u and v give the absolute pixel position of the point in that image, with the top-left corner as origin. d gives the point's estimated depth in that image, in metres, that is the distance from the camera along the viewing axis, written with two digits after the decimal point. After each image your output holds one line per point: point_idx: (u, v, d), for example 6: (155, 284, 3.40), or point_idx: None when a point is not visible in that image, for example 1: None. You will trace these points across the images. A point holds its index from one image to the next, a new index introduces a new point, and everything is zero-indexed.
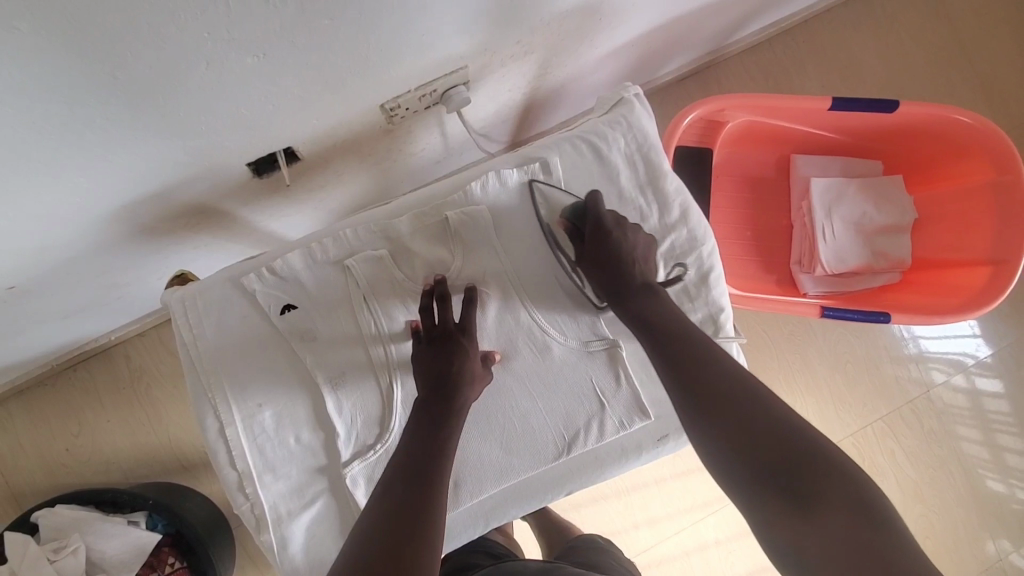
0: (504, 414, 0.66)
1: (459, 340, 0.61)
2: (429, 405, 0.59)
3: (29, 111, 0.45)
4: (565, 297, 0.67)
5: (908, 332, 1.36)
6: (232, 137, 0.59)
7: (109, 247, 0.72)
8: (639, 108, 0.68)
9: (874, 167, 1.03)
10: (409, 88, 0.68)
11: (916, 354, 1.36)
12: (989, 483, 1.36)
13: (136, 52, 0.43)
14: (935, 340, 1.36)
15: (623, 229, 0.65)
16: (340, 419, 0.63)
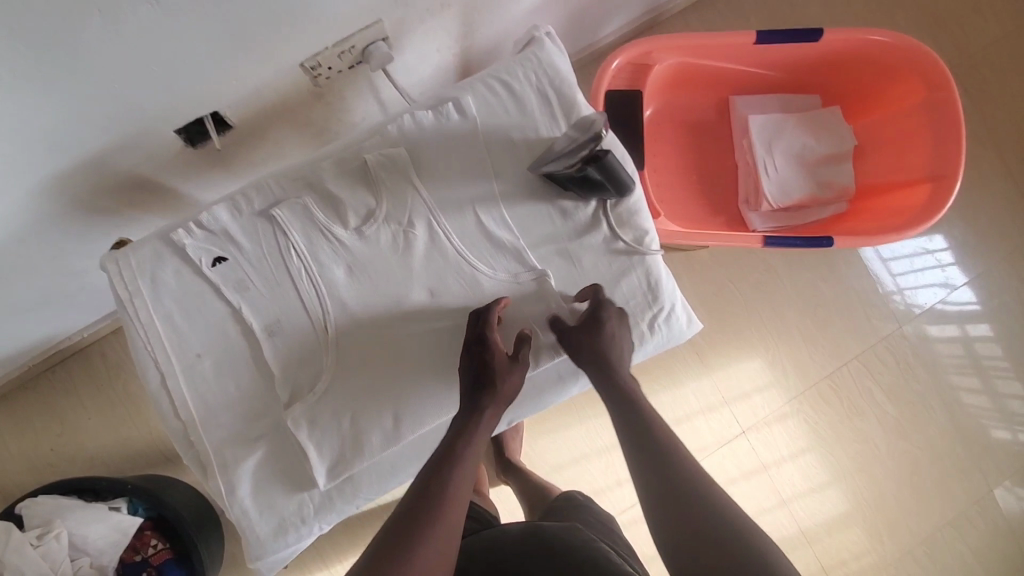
0: (439, 349, 0.68)
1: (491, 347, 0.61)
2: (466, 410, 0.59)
3: None
4: (483, 220, 0.68)
5: (895, 286, 1.36)
6: (148, 96, 0.62)
7: (52, 223, 0.75)
8: (548, 44, 0.70)
9: (811, 101, 1.05)
10: (325, 44, 0.71)
11: (904, 308, 1.36)
12: (996, 435, 1.36)
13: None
14: (922, 291, 1.36)
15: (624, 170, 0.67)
16: (278, 364, 0.65)
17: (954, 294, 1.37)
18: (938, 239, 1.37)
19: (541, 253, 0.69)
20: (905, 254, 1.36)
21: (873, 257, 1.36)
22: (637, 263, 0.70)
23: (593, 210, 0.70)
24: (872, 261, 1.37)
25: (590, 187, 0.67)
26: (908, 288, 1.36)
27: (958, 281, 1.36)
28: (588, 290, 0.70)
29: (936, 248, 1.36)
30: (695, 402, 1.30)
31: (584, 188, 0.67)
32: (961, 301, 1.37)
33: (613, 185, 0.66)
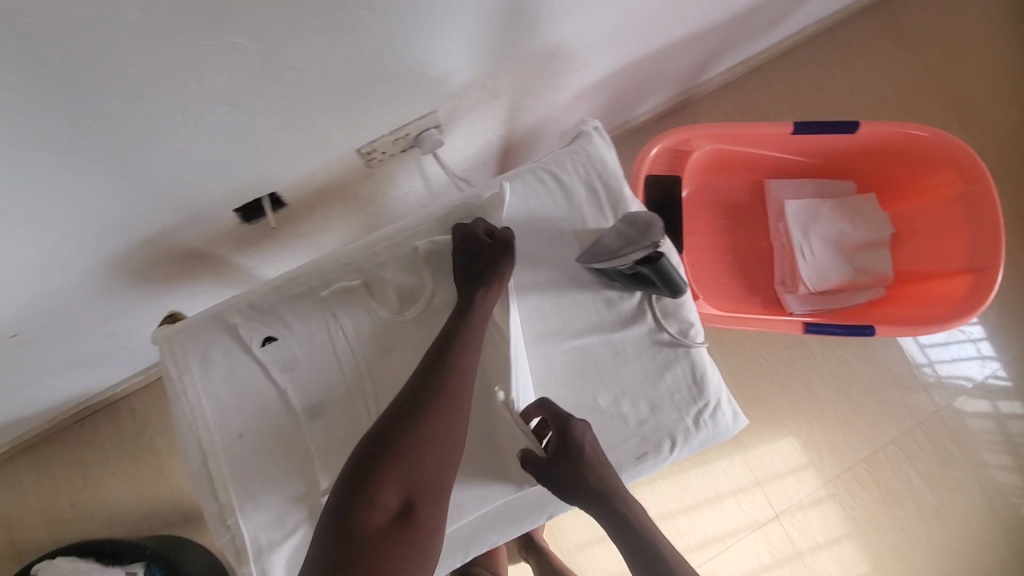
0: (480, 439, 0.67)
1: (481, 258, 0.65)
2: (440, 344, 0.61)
3: (30, 163, 0.51)
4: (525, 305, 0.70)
5: (925, 359, 1.33)
6: (214, 180, 0.65)
7: (107, 292, 0.77)
8: (597, 139, 0.72)
9: (845, 187, 1.06)
10: (382, 132, 0.75)
11: (935, 380, 1.33)
12: None
13: (119, 103, 0.50)
14: (955, 364, 1.33)
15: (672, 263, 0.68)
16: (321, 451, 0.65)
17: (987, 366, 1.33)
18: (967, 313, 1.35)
19: (585, 342, 0.70)
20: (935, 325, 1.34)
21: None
22: (682, 357, 0.69)
23: (638, 302, 0.70)
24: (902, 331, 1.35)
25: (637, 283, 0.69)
26: (939, 360, 1.33)
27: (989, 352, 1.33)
28: (631, 380, 0.69)
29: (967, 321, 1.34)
30: (724, 481, 1.26)
31: (631, 283, 0.69)
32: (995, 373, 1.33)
33: (661, 285, 0.68)
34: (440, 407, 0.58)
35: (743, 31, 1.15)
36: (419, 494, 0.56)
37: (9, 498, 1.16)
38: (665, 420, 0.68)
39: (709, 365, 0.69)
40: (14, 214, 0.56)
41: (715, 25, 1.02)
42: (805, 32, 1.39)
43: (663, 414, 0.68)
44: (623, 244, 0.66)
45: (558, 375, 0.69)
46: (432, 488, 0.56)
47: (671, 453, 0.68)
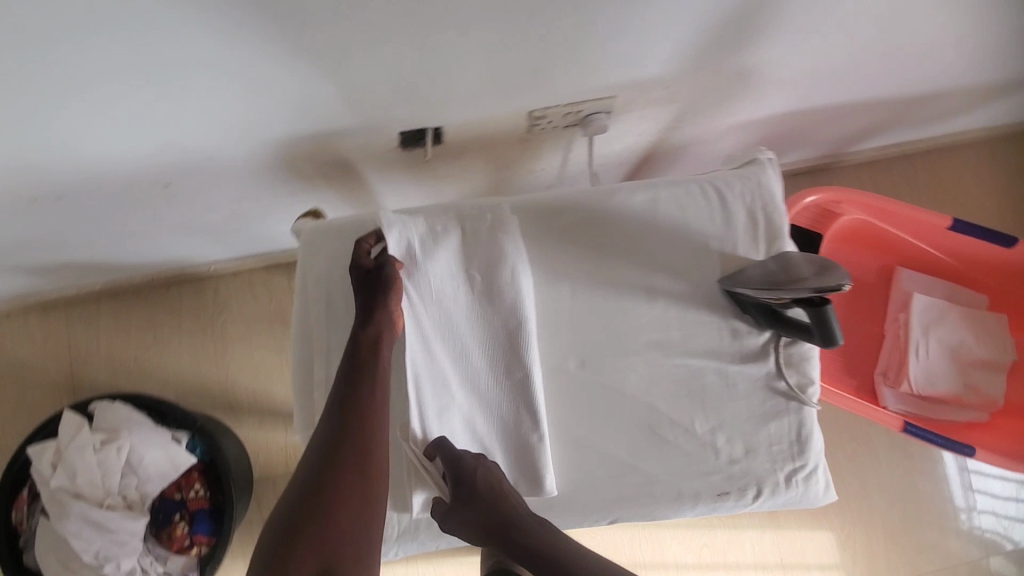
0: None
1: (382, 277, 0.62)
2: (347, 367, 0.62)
3: (273, 29, 0.54)
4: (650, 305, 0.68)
5: (964, 503, 1.25)
6: (402, 96, 0.68)
7: (258, 172, 0.80)
8: (771, 171, 0.70)
9: (980, 300, 1.00)
10: (558, 101, 0.75)
11: (967, 529, 1.24)
12: None
13: None
14: (993, 518, 1.24)
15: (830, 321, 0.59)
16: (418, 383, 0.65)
17: None
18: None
19: (699, 364, 0.68)
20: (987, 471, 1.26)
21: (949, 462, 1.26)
22: (793, 411, 0.67)
23: (764, 342, 0.68)
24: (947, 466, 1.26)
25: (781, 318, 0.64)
26: (977, 509, 1.25)
27: None
28: (733, 416, 0.67)
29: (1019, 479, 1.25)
30: (747, 552, 1.21)
31: (774, 317, 0.64)
32: None
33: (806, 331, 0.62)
34: (350, 428, 0.60)
35: (917, 114, 1.11)
36: (330, 532, 0.57)
37: (85, 335, 1.23)
38: (756, 466, 0.66)
39: (817, 427, 0.67)
40: (233, 71, 0.59)
41: (897, 98, 0.99)
42: (971, 134, 1.33)
43: (755, 460, 0.66)
44: (777, 280, 0.60)
45: (662, 387, 0.67)
46: (346, 509, 0.58)
47: (752, 501, 0.66)
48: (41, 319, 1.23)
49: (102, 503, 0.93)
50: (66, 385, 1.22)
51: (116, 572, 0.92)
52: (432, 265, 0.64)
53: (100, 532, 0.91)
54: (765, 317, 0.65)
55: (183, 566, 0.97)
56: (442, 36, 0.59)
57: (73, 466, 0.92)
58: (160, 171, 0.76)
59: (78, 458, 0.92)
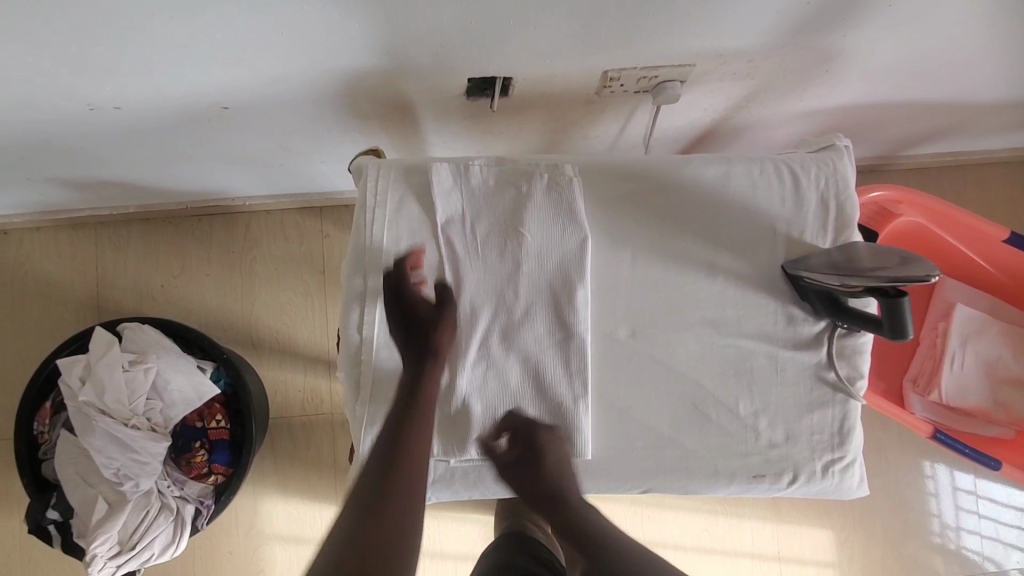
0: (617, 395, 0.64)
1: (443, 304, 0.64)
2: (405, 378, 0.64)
3: None
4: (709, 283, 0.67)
5: (953, 522, 1.26)
6: (481, 40, 0.66)
7: (317, 105, 0.78)
8: (847, 159, 0.68)
9: (1023, 318, 0.99)
10: (636, 64, 0.73)
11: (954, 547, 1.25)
12: None
13: None
14: (984, 541, 1.25)
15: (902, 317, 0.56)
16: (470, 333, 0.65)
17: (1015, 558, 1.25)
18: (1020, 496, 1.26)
19: (750, 345, 0.67)
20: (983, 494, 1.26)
21: (942, 480, 1.26)
22: (839, 403, 0.66)
23: (817, 331, 0.67)
24: (940, 484, 1.26)
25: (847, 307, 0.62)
26: (966, 529, 1.26)
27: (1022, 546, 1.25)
28: (778, 402, 0.66)
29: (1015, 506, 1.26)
30: (748, 542, 1.23)
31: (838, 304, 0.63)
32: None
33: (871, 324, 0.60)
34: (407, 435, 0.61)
35: (982, 123, 1.08)
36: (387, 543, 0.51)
37: (113, 257, 1.22)
38: (796, 453, 0.65)
39: (860, 421, 0.66)
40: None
41: (970, 103, 0.96)
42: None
43: (795, 447, 0.66)
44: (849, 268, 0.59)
45: (711, 365, 0.67)
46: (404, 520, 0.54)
47: (787, 487, 0.66)
48: (70, 236, 1.22)
49: (126, 423, 0.93)
50: (91, 305, 1.21)
51: (135, 489, 0.94)
52: (462, 183, 0.65)
53: (123, 450, 0.91)
54: (829, 302, 0.63)
55: (199, 491, 1.00)
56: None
57: (103, 382, 0.92)
58: (220, 93, 0.74)
59: (106, 374, 0.92)
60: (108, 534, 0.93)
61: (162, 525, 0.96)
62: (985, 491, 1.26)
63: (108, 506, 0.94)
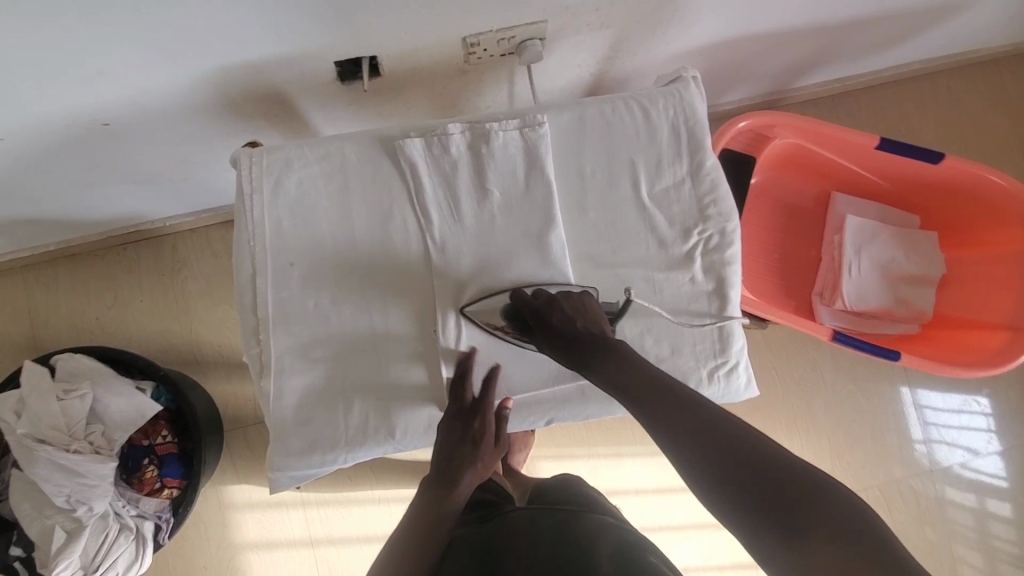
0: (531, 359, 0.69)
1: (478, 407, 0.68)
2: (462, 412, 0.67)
3: None
4: (581, 220, 0.71)
5: (922, 436, 1.32)
6: (330, 22, 0.69)
7: (198, 110, 0.80)
8: (693, 86, 0.73)
9: (909, 220, 1.06)
10: (492, 27, 0.77)
11: (930, 466, 1.32)
12: None
13: None
14: (951, 449, 1.32)
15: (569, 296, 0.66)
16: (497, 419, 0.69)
17: (987, 464, 1.32)
18: (978, 404, 1.33)
19: (624, 272, 0.71)
20: (940, 406, 1.33)
21: (911, 406, 1.33)
22: (718, 315, 0.71)
23: (686, 248, 0.72)
24: (910, 410, 1.33)
25: (563, 340, 0.63)
26: (936, 440, 1.32)
27: (991, 450, 1.32)
28: (660, 321, 0.71)
29: (973, 412, 1.32)
30: None
31: (579, 349, 0.62)
32: (998, 472, 1.32)
33: (565, 304, 0.65)
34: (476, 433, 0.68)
35: (853, 46, 1.14)
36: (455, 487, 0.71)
37: (44, 296, 1.23)
38: (682, 364, 0.71)
39: (740, 326, 0.71)
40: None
41: (832, 25, 1.02)
42: (908, 70, 1.37)
43: (681, 359, 0.71)
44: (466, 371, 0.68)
45: (595, 296, 0.71)
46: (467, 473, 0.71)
47: None
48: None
49: (68, 448, 0.94)
50: (30, 347, 1.22)
51: (89, 513, 0.95)
52: (325, 160, 0.69)
53: (70, 476, 0.93)
54: (571, 361, 0.62)
55: (156, 507, 1.02)
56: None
57: (38, 412, 0.93)
58: (97, 108, 0.75)
59: (41, 406, 0.94)
60: (68, 560, 0.94)
61: (124, 544, 0.98)
62: (945, 406, 1.33)
63: (67, 534, 0.94)
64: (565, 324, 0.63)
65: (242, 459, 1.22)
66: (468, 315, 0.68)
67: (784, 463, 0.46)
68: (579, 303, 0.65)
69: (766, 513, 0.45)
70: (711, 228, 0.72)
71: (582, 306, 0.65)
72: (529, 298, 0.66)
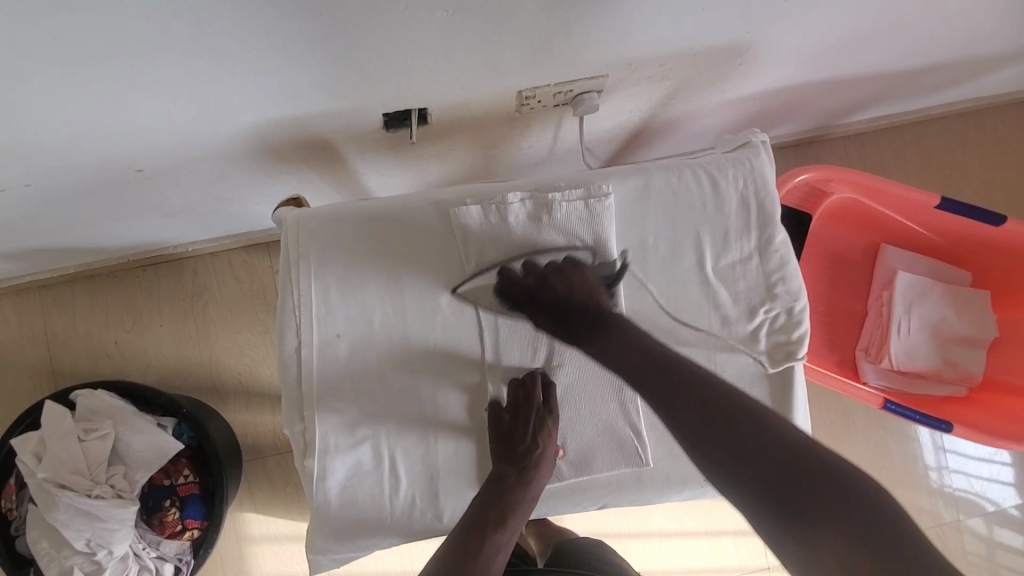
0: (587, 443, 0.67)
1: (542, 419, 0.65)
2: (516, 419, 0.65)
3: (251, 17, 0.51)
4: (642, 295, 0.68)
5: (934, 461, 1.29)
6: (383, 78, 0.64)
7: (235, 156, 0.76)
8: (764, 155, 0.69)
9: (961, 277, 1.02)
10: (551, 81, 0.72)
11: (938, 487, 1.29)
12: None
13: None
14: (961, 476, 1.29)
15: (570, 266, 0.64)
16: (551, 466, 0.66)
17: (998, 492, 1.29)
18: None
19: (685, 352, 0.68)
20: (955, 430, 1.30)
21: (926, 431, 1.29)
22: (782, 402, 0.68)
23: (751, 328, 0.68)
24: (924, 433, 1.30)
25: (562, 315, 0.64)
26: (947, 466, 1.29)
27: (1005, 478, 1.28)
28: None
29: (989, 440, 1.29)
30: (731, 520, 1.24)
31: (574, 321, 0.63)
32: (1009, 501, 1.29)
33: (557, 281, 0.64)
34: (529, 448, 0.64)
35: (908, 90, 1.10)
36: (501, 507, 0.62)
37: (60, 317, 1.19)
38: None
39: (803, 412, 0.68)
40: (215, 56, 0.54)
41: (894, 73, 0.97)
42: (956, 108, 1.32)
43: None
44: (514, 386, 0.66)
45: None
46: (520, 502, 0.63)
47: None
48: (15, 304, 1.19)
49: (90, 493, 0.91)
50: (44, 370, 1.19)
51: (110, 557, 0.93)
52: (376, 226, 0.65)
53: (92, 521, 0.90)
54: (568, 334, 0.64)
55: (176, 550, 0.99)
56: (432, 16, 0.55)
57: (59, 454, 0.91)
58: (133, 156, 0.71)
59: (62, 448, 0.91)
60: None
61: None
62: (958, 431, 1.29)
63: None
64: (561, 296, 0.64)
65: (261, 492, 1.20)
66: (462, 293, 0.65)
67: (799, 449, 0.49)
68: (575, 280, 0.64)
69: (783, 493, 0.48)
70: (777, 307, 0.68)
71: (576, 282, 0.64)
72: (517, 275, 0.64)
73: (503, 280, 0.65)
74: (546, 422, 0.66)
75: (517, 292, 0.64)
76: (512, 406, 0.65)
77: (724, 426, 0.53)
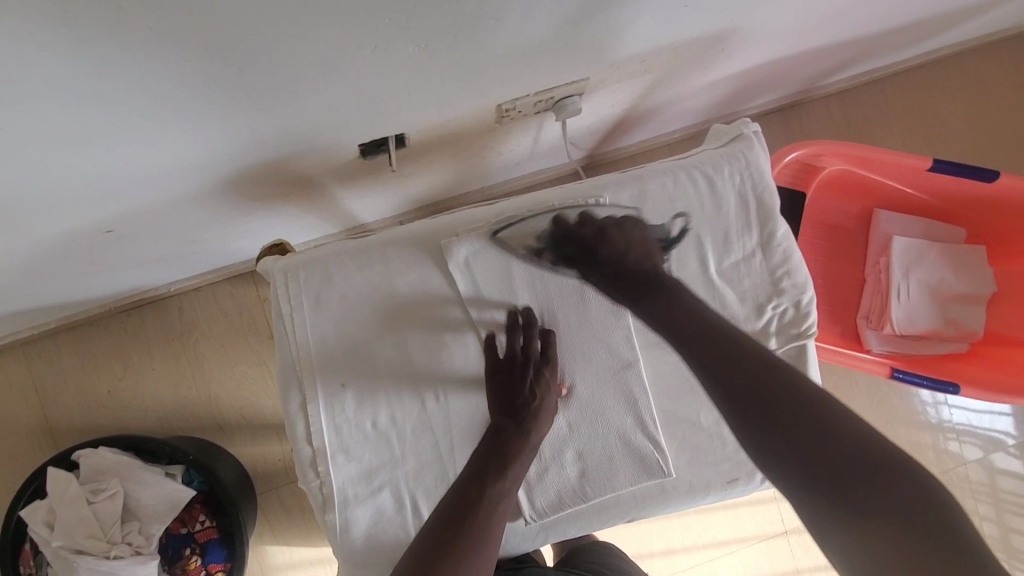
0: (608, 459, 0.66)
1: (540, 369, 0.64)
2: (511, 372, 0.64)
3: (208, 78, 0.47)
4: None
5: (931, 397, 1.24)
6: (356, 114, 0.61)
7: (208, 204, 0.73)
8: (758, 146, 0.67)
9: (956, 234, 1.02)
10: (531, 92, 0.69)
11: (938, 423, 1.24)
12: None
13: (317, 36, 0.46)
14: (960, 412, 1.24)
15: (623, 223, 0.64)
16: (550, 417, 0.64)
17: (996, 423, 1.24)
18: None
19: None
20: None
21: None
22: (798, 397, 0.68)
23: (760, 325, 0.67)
24: None
25: (615, 273, 0.64)
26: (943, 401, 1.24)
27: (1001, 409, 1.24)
28: None
29: None
30: None
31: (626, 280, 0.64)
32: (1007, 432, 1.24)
33: (615, 238, 0.64)
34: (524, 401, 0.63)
35: (889, 47, 1.07)
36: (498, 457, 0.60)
37: (48, 373, 1.16)
38: None
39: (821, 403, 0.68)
40: (176, 118, 0.51)
41: (875, 35, 0.95)
42: (936, 54, 1.30)
43: None
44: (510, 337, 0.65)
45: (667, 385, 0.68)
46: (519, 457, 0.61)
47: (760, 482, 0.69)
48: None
49: (109, 554, 0.89)
50: (40, 429, 1.15)
51: None
52: (366, 267, 0.62)
53: None
54: (627, 294, 0.64)
55: None
56: (402, 52, 0.52)
57: (70, 521, 0.90)
58: (101, 219, 0.68)
59: (72, 514, 0.90)
60: None
61: None
62: None
63: None
64: (615, 256, 0.64)
65: (279, 522, 1.19)
66: (502, 241, 0.64)
67: (847, 427, 0.47)
68: (630, 238, 0.64)
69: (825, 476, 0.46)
70: (785, 301, 0.67)
71: (634, 237, 0.64)
72: (572, 225, 0.64)
73: (557, 225, 0.64)
74: (545, 372, 0.65)
75: (573, 241, 0.64)
76: (507, 359, 0.64)
77: (780, 417, 0.50)
